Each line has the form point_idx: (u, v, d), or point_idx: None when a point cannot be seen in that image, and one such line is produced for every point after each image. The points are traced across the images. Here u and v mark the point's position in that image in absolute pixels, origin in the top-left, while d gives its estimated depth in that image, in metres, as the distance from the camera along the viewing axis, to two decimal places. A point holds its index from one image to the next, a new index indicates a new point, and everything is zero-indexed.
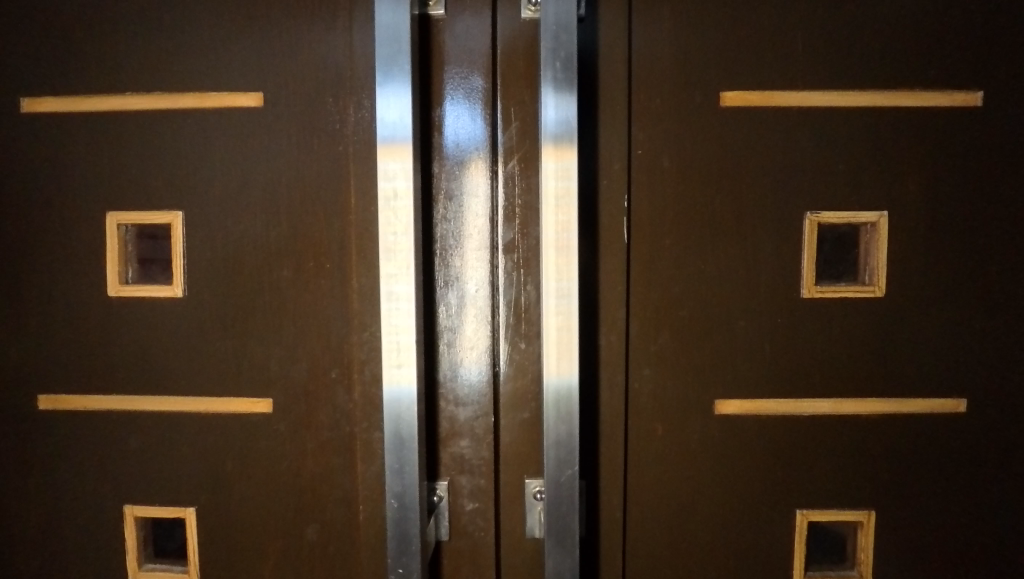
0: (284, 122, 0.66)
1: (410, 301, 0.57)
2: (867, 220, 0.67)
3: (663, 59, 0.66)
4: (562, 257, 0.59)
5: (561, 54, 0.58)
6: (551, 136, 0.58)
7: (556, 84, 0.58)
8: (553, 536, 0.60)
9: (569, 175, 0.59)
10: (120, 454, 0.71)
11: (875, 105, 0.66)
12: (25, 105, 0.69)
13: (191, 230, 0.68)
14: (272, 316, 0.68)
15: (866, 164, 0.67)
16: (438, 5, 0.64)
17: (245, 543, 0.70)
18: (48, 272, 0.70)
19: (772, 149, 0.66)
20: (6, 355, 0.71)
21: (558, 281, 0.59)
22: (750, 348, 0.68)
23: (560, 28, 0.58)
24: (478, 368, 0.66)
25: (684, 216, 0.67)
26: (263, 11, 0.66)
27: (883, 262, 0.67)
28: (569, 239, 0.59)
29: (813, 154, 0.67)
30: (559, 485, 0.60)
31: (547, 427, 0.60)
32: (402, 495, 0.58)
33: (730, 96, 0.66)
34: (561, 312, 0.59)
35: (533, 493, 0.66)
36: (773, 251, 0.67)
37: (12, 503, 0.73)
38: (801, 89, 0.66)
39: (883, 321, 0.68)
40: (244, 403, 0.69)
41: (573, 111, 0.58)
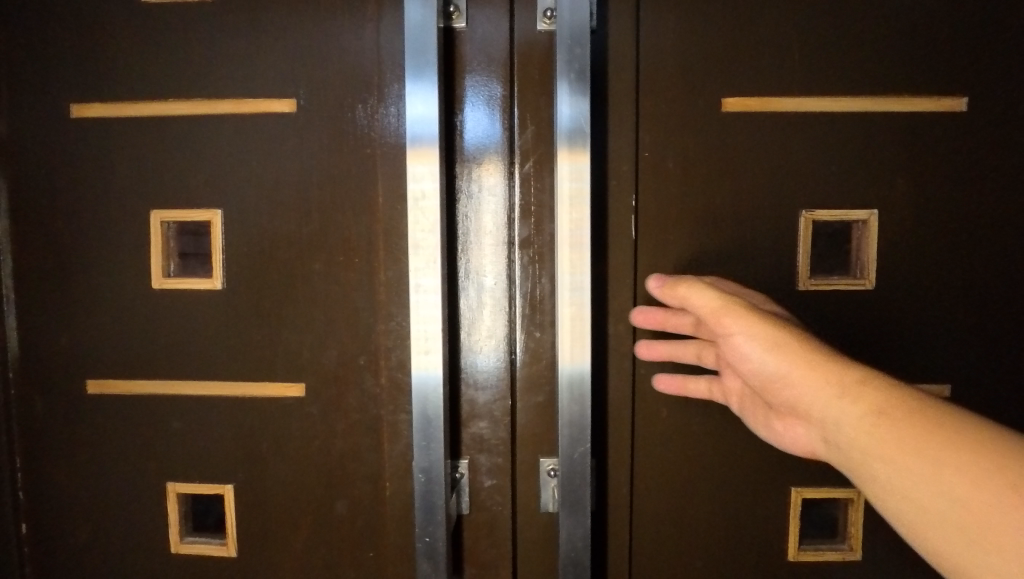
0: (316, 126, 0.72)
1: (436, 292, 0.63)
2: (858, 218, 0.72)
3: (669, 67, 0.70)
4: (576, 253, 0.64)
5: (575, 64, 0.63)
6: (566, 141, 0.63)
7: (571, 91, 0.63)
8: (567, 509, 0.66)
9: (582, 176, 0.63)
10: (163, 435, 0.77)
11: (867, 109, 0.71)
12: (73, 110, 0.74)
13: (229, 226, 0.73)
14: (305, 307, 0.73)
15: (857, 165, 0.72)
16: (459, 17, 0.68)
17: (278, 518, 0.76)
18: (96, 265, 0.75)
19: (770, 150, 0.71)
20: (58, 342, 0.77)
21: (572, 275, 0.64)
22: None
23: (575, 41, 0.63)
24: (496, 355, 0.71)
25: (687, 214, 0.72)
26: (296, 23, 0.71)
27: (873, 257, 0.72)
28: (582, 236, 0.64)
29: (809, 156, 0.71)
30: (572, 462, 0.65)
31: (562, 408, 0.65)
32: (429, 470, 0.63)
33: (731, 102, 0.71)
34: (574, 304, 0.64)
35: (547, 470, 0.71)
36: (771, 246, 0.72)
37: (61, 480, 0.78)
38: (797, 95, 0.71)
39: (873, 312, 0.73)
40: (278, 387, 0.75)
41: (586, 116, 0.63)
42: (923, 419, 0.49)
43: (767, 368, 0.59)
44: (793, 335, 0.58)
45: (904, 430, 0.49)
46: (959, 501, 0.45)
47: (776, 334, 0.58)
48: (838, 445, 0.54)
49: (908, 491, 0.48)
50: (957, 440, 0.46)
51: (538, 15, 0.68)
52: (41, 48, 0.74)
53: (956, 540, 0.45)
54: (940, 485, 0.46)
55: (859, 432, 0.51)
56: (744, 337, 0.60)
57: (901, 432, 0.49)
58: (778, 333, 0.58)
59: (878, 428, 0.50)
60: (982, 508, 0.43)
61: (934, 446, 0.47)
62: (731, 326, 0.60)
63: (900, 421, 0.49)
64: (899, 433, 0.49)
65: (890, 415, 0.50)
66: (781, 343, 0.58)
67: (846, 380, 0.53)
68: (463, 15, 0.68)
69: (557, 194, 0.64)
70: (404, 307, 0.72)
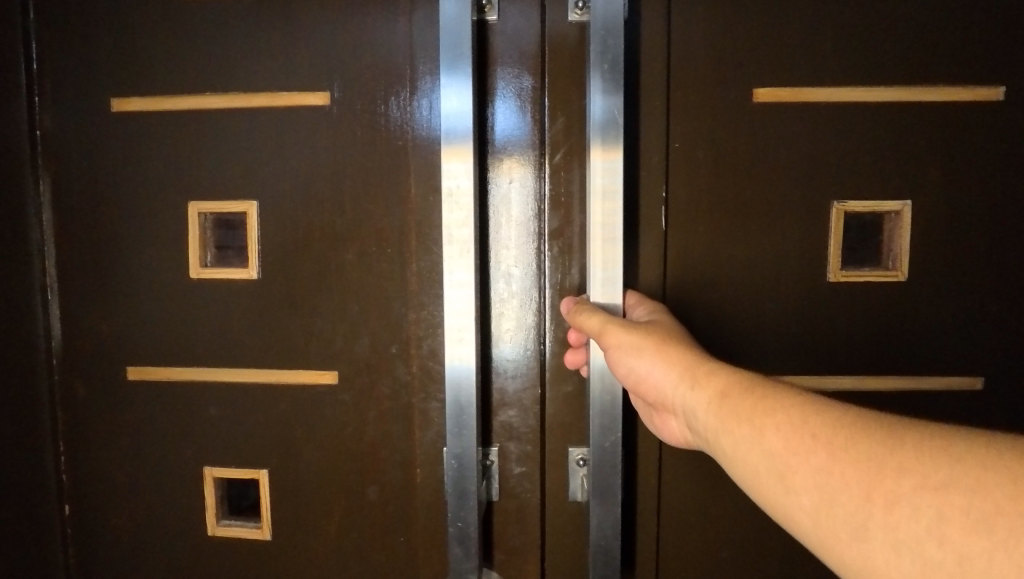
0: (350, 119, 0.73)
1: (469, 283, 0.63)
2: (891, 209, 0.72)
3: (700, 58, 0.70)
4: (608, 247, 0.64)
5: (609, 56, 0.63)
6: (599, 134, 0.64)
7: (605, 84, 0.63)
8: (597, 498, 0.67)
9: (615, 171, 0.64)
10: (200, 421, 0.79)
11: (901, 99, 0.70)
12: (114, 104, 0.76)
13: (264, 218, 0.75)
14: (338, 297, 0.75)
15: (890, 156, 0.71)
16: (491, 10, 0.69)
17: (312, 502, 0.78)
18: (136, 255, 0.77)
19: (801, 141, 0.71)
20: (99, 330, 0.79)
21: (605, 269, 0.65)
22: (777, 328, 0.73)
23: (608, 33, 0.63)
24: (525, 346, 0.72)
25: (717, 205, 0.72)
26: (330, 16, 0.72)
27: (906, 249, 0.72)
28: (614, 230, 0.64)
29: (840, 146, 0.71)
30: (602, 451, 0.66)
31: (593, 399, 0.66)
32: (461, 456, 0.64)
33: (762, 93, 0.71)
34: (607, 297, 0.65)
35: (576, 459, 0.72)
36: (802, 238, 0.72)
37: (102, 463, 0.81)
38: (829, 85, 0.70)
39: (904, 304, 0.72)
40: (312, 375, 0.76)
41: (619, 110, 0.63)
42: (750, 391, 0.51)
43: (633, 370, 0.60)
44: (652, 336, 0.59)
45: (739, 403, 0.50)
46: (777, 457, 0.46)
47: (634, 338, 0.60)
48: (698, 429, 0.55)
49: (743, 457, 0.49)
50: (779, 403, 0.48)
51: (570, 7, 0.69)
52: (83, 44, 0.76)
53: (780, 493, 0.46)
54: (762, 445, 0.48)
55: (709, 414, 0.53)
56: (614, 346, 0.61)
57: (736, 406, 0.51)
58: (635, 335, 0.60)
59: (720, 407, 0.52)
60: (793, 463, 0.45)
61: (758, 413, 0.49)
62: (613, 339, 0.61)
63: (735, 397, 0.51)
64: (735, 406, 0.51)
65: (727, 393, 0.52)
66: (638, 346, 0.59)
67: (694, 368, 0.56)
68: (494, 8, 0.69)
69: (591, 188, 0.64)
70: (435, 297, 0.73)
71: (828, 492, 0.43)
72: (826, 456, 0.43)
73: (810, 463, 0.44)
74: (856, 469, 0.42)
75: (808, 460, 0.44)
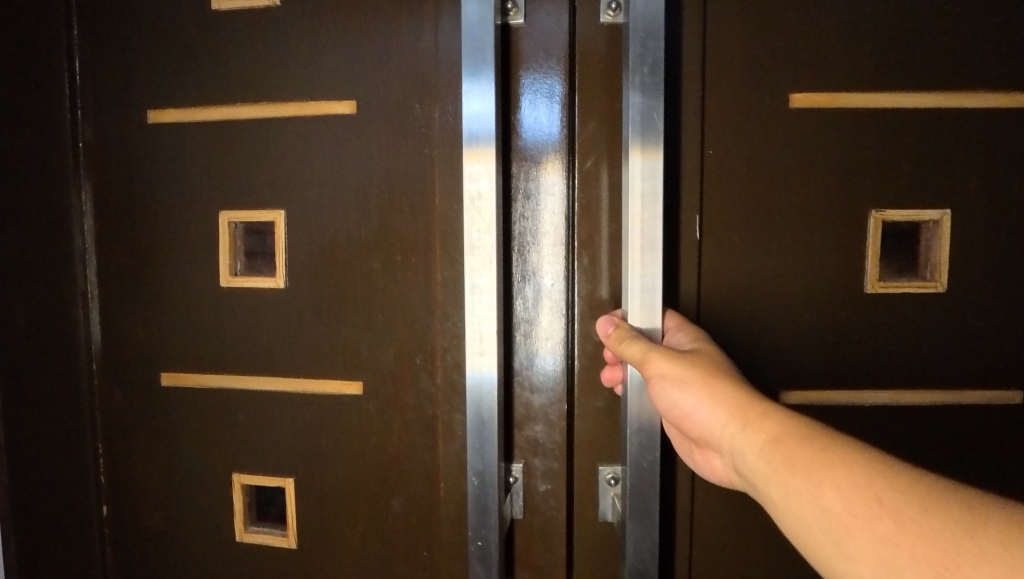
0: (376, 127, 0.72)
1: (492, 292, 0.61)
2: (929, 218, 0.67)
3: (736, 59, 0.67)
4: (648, 253, 0.62)
5: (648, 60, 0.60)
6: (638, 136, 0.61)
7: (643, 88, 0.61)
8: (634, 519, 0.64)
9: (655, 174, 0.61)
10: (229, 427, 0.79)
11: (945, 103, 0.66)
12: (150, 116, 0.78)
13: (292, 227, 0.75)
14: (363, 306, 0.74)
15: (941, 162, 0.66)
16: (517, 14, 0.67)
17: (336, 511, 0.78)
18: (170, 264, 0.79)
19: (846, 146, 0.66)
20: (135, 336, 0.81)
21: (643, 275, 0.62)
22: (821, 344, 0.68)
23: (649, 35, 0.60)
24: (553, 358, 0.70)
25: (755, 213, 0.68)
26: (357, 25, 0.72)
27: (945, 259, 0.67)
28: (654, 235, 0.61)
29: (889, 151, 0.66)
30: (640, 470, 0.63)
31: (630, 415, 0.63)
32: (482, 472, 0.62)
33: (798, 97, 0.67)
34: (644, 305, 0.62)
35: (606, 478, 0.70)
36: (844, 246, 0.67)
37: (137, 466, 0.82)
38: (868, 89, 0.66)
39: (957, 318, 0.67)
40: (338, 384, 0.76)
41: (659, 112, 0.61)
42: (810, 442, 0.48)
43: (677, 404, 0.58)
44: (700, 371, 0.57)
45: (797, 453, 0.48)
46: (836, 517, 0.44)
47: (680, 371, 0.57)
48: (745, 473, 0.53)
49: (796, 510, 0.47)
50: (841, 459, 0.46)
51: (601, 9, 0.67)
52: (121, 57, 0.78)
53: (836, 554, 0.44)
54: (819, 502, 0.46)
55: (759, 459, 0.51)
56: (659, 378, 0.58)
57: (792, 456, 0.48)
58: (682, 368, 0.57)
59: (773, 453, 0.50)
60: (854, 527, 0.43)
61: (817, 466, 0.47)
62: (656, 370, 0.58)
63: (791, 445, 0.49)
64: (792, 455, 0.49)
65: (783, 440, 0.50)
66: (685, 380, 0.57)
67: (746, 408, 0.53)
68: (521, 12, 0.67)
69: (629, 192, 0.62)
70: (460, 307, 0.72)
71: (893, 563, 0.41)
72: (893, 526, 0.42)
73: (874, 530, 0.42)
74: (929, 547, 0.40)
75: (872, 527, 0.42)
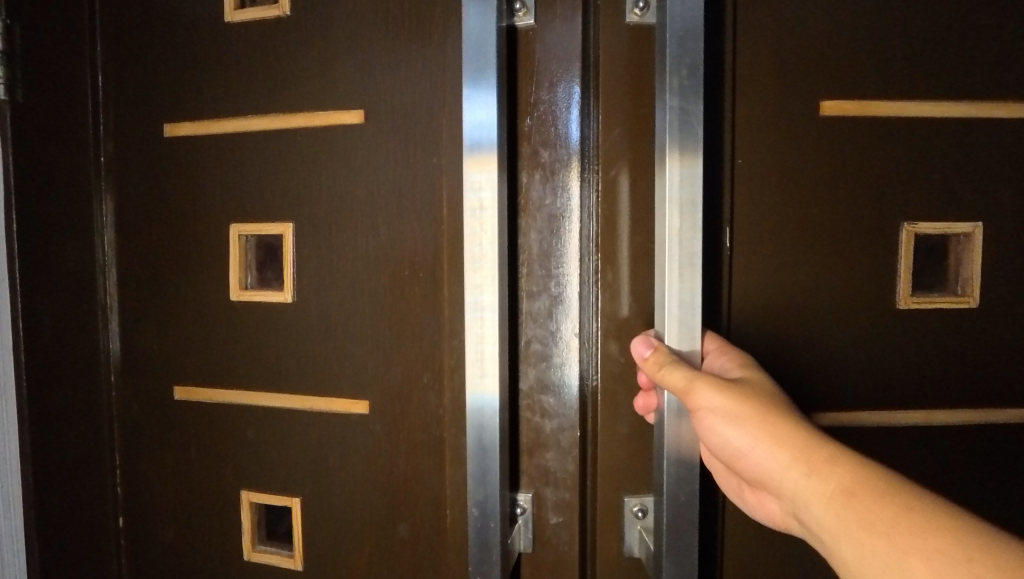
0: (384, 137, 0.70)
1: (494, 310, 0.57)
2: (962, 230, 0.63)
3: (765, 56, 0.61)
4: (687, 266, 0.56)
5: (686, 61, 0.55)
6: (677, 141, 0.56)
7: (682, 91, 0.55)
8: (672, 556, 0.57)
9: (694, 181, 0.56)
10: (238, 443, 0.78)
11: (978, 111, 0.62)
12: (167, 129, 0.78)
13: (299, 240, 0.73)
14: (370, 323, 0.72)
15: (976, 172, 0.62)
16: (526, 15, 0.63)
17: (342, 534, 0.75)
18: (183, 277, 0.78)
19: (882, 155, 0.62)
20: (151, 348, 0.81)
21: (682, 290, 0.56)
22: (857, 367, 0.63)
23: (687, 35, 0.55)
24: (565, 381, 0.65)
25: (787, 226, 0.62)
26: (366, 33, 0.70)
27: (977, 273, 0.63)
28: (693, 246, 0.56)
29: (923, 160, 0.62)
30: (678, 503, 0.57)
31: (667, 444, 0.57)
32: (484, 504, 0.58)
33: (828, 105, 0.61)
34: (683, 324, 0.57)
35: (632, 511, 0.64)
36: (884, 261, 0.62)
37: (151, 478, 0.82)
38: (900, 96, 0.61)
39: (993, 337, 0.63)
40: (345, 403, 0.73)
41: (699, 118, 0.56)
42: (888, 498, 0.44)
43: (728, 442, 0.54)
44: (754, 407, 0.52)
45: (873, 510, 0.44)
46: None
47: (733, 407, 0.53)
48: (809, 523, 0.49)
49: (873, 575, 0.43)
50: (926, 522, 0.42)
51: (626, 9, 0.62)
52: (141, 71, 0.78)
53: None
54: (902, 570, 0.41)
55: (827, 511, 0.47)
56: (708, 414, 0.53)
57: (867, 512, 0.44)
58: (734, 404, 0.53)
59: (843, 507, 0.46)
60: None
61: (898, 529, 0.42)
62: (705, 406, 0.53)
63: (865, 500, 0.45)
64: (866, 512, 0.44)
65: (855, 493, 0.45)
66: (738, 416, 0.52)
67: (809, 452, 0.49)
68: (531, 12, 0.62)
69: (665, 200, 0.56)
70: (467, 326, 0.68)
71: None
72: None
73: None
74: None
75: None
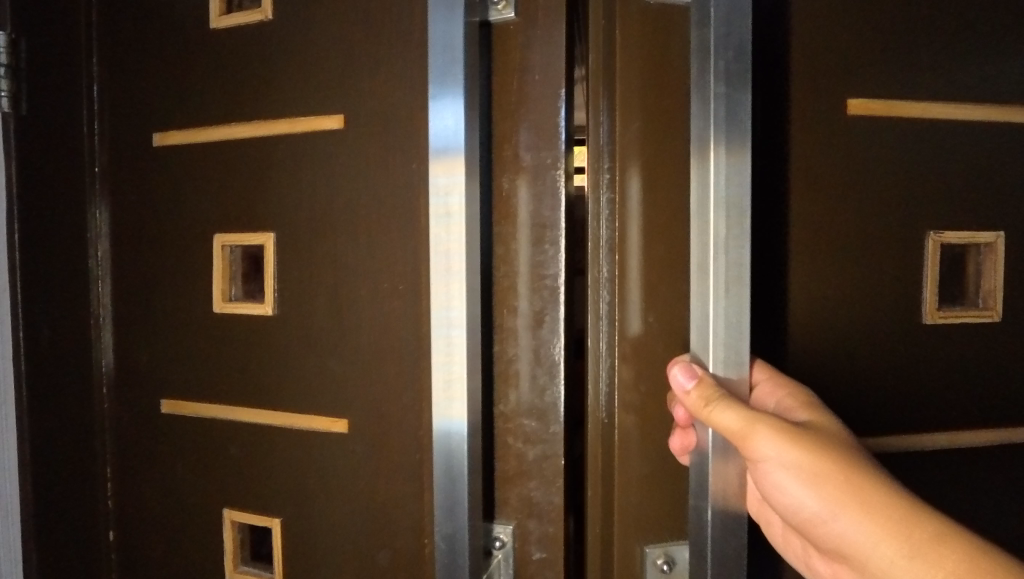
0: (365, 142, 0.66)
1: (463, 327, 0.52)
2: (984, 240, 0.66)
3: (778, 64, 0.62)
4: (734, 274, 0.52)
5: (733, 43, 0.52)
6: (724, 135, 0.52)
7: (728, 78, 0.52)
8: None
9: (742, 180, 0.52)
10: (223, 460, 0.76)
11: (993, 118, 0.65)
12: (157, 139, 0.77)
13: (281, 250, 0.71)
14: (351, 337, 0.68)
15: (988, 182, 0.65)
16: (507, 8, 0.58)
17: (322, 559, 0.71)
18: (171, 288, 0.77)
19: (905, 159, 0.64)
20: (141, 360, 0.80)
21: (727, 307, 0.53)
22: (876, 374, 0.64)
23: (733, 17, 0.52)
24: (548, 406, 0.59)
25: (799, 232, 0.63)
26: (349, 34, 0.67)
27: (999, 284, 0.66)
28: (742, 253, 0.52)
29: (943, 166, 0.65)
30: (723, 554, 0.53)
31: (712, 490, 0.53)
32: (452, 537, 0.53)
33: (855, 104, 0.63)
34: (728, 342, 0.53)
35: (655, 562, 0.60)
36: (902, 266, 0.64)
37: (139, 492, 0.81)
38: (923, 100, 0.64)
39: (1005, 343, 0.67)
40: (325, 422, 0.70)
41: (748, 110, 0.52)
42: None
43: (805, 500, 0.52)
44: (839, 469, 0.50)
45: None
46: None
47: (817, 468, 0.50)
48: None
49: None
50: None
51: None
52: (135, 81, 0.78)
53: None
54: None
55: None
56: (789, 472, 0.51)
57: None
58: (819, 465, 0.50)
59: None
60: None
61: None
62: (785, 463, 0.51)
63: None
64: None
65: None
66: (823, 479, 0.50)
67: (902, 525, 0.47)
68: (512, 4, 0.58)
69: (710, 202, 0.53)
70: None
71: None
72: None
73: None
74: None
75: None
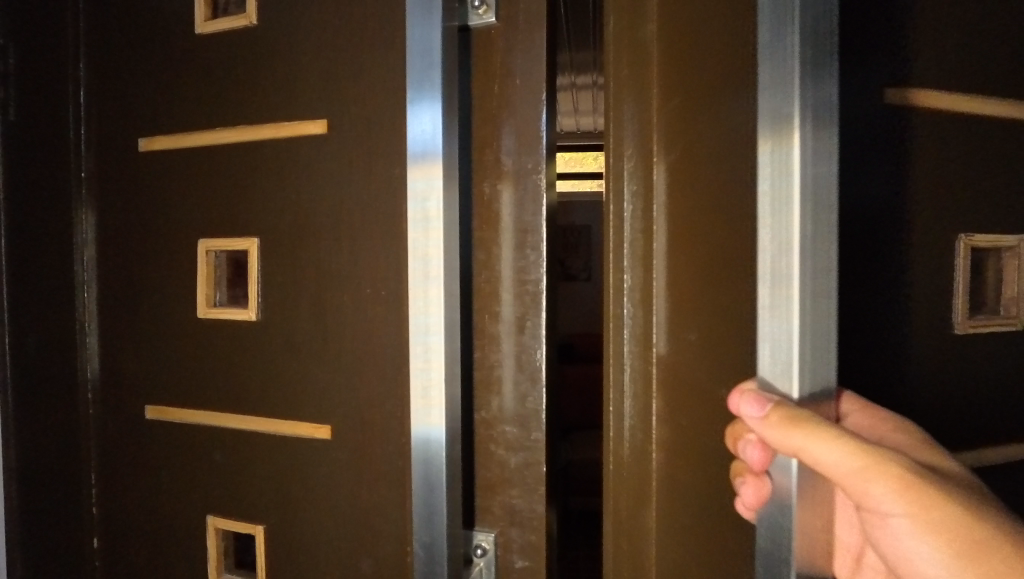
0: (348, 146, 0.66)
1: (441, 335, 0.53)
2: (1010, 244, 0.63)
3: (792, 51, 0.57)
4: (821, 283, 0.43)
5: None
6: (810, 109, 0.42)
7: (815, 30, 0.42)
8: None
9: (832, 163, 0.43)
10: (207, 467, 0.75)
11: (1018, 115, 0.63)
12: (143, 144, 0.77)
13: (265, 255, 0.70)
14: (334, 342, 0.68)
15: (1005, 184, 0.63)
16: (488, 13, 0.58)
17: (305, 568, 0.70)
18: (157, 294, 0.77)
19: (937, 156, 0.60)
20: (126, 367, 0.79)
21: (816, 326, 0.43)
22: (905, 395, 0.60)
23: None
24: (529, 412, 0.59)
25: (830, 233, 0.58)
26: (332, 37, 0.66)
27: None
28: (831, 259, 0.43)
29: (969, 165, 0.61)
30: None
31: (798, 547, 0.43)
32: (430, 545, 0.53)
33: (891, 92, 0.59)
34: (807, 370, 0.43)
35: None
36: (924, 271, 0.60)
37: (124, 499, 0.80)
38: (954, 91, 0.60)
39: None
40: (309, 427, 0.69)
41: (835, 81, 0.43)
42: None
43: (910, 551, 0.46)
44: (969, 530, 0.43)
45: None
46: None
47: (942, 521, 0.44)
48: None
49: None
50: None
51: None
52: (121, 87, 0.78)
53: None
54: None
55: None
56: (906, 522, 0.44)
57: None
58: (944, 519, 0.44)
59: None
60: None
61: None
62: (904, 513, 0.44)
63: None
64: None
65: None
66: (948, 534, 0.44)
67: None
68: (492, 9, 0.58)
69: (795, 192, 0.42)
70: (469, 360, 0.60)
71: None
72: None
73: None
74: None
75: None
